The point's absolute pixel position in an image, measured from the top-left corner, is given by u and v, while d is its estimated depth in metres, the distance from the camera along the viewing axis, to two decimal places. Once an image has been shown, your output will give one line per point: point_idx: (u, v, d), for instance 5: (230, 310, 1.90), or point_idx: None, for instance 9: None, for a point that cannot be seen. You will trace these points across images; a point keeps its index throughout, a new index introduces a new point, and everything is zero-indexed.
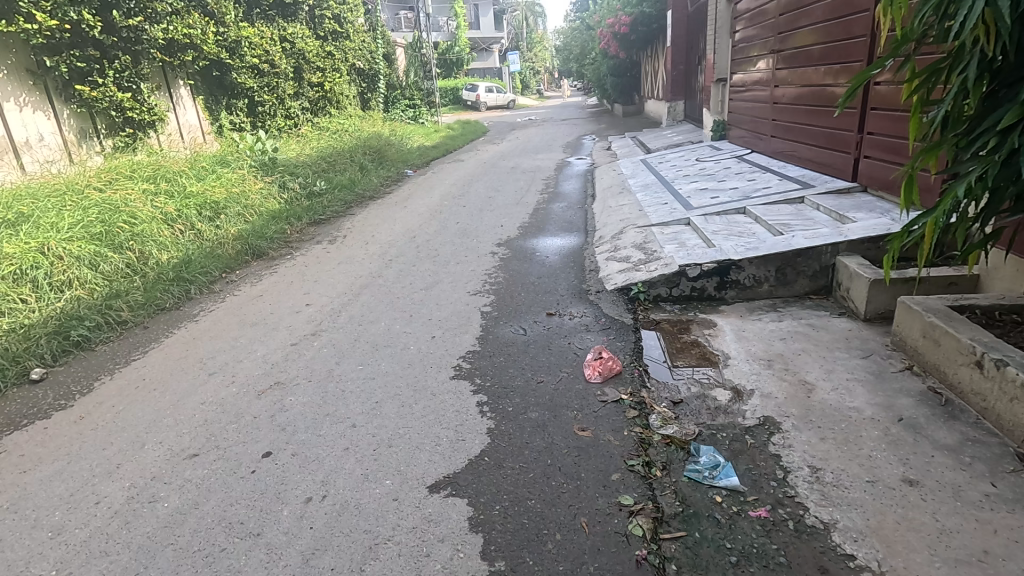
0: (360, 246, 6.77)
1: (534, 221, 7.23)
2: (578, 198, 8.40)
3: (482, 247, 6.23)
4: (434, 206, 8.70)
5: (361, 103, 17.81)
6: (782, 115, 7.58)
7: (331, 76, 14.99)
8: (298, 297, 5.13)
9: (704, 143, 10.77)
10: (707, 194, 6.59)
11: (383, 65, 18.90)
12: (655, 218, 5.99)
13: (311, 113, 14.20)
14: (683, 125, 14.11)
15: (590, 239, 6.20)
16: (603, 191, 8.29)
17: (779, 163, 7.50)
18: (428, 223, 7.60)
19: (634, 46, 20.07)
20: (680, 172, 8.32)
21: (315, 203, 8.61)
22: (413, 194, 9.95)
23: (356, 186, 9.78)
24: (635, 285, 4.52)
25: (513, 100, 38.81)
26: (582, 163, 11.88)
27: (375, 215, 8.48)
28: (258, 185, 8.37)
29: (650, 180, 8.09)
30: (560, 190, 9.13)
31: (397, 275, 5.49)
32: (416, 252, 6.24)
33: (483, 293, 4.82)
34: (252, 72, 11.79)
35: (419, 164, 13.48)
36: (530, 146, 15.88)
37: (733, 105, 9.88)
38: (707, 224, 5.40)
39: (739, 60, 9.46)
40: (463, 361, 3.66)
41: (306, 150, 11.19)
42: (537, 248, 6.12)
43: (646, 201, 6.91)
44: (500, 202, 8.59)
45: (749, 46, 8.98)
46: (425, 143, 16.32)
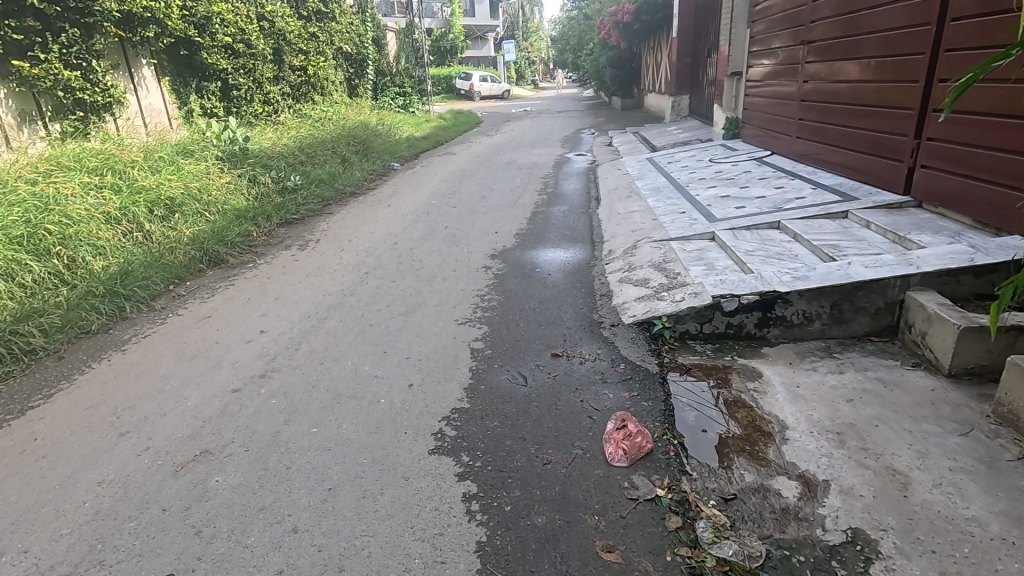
0: (333, 253, 5.91)
1: (533, 227, 6.42)
2: (582, 201, 7.58)
3: (473, 260, 5.40)
4: (421, 205, 7.84)
5: (348, 89, 16.83)
6: (808, 114, 6.79)
7: (315, 59, 14.00)
8: (252, 320, 4.29)
9: (715, 142, 9.98)
10: (730, 203, 5.81)
11: (373, 50, 17.91)
12: (673, 230, 5.21)
13: (292, 99, 13.22)
14: (689, 122, 13.32)
15: (598, 253, 5.39)
16: (608, 194, 7.49)
17: (808, 167, 6.72)
18: (413, 227, 6.75)
19: (636, 36, 19.18)
20: (694, 174, 7.53)
21: (288, 200, 7.71)
22: (399, 191, 9.08)
23: (336, 181, 8.90)
24: (657, 319, 3.74)
25: (508, 91, 37.76)
26: (583, 160, 11.06)
27: (355, 214, 7.60)
28: (223, 179, 7.46)
29: (661, 183, 7.30)
30: (560, 190, 8.32)
31: (372, 294, 4.66)
32: (397, 264, 5.40)
33: (474, 323, 4.01)
34: (225, 53, 10.81)
35: (408, 157, 12.57)
36: (526, 139, 15.01)
37: (749, 102, 9.10)
38: (737, 241, 4.62)
39: (757, 52, 8.67)
40: (446, 426, 2.86)
41: (283, 140, 10.25)
42: (537, 262, 5.31)
43: (660, 208, 6.12)
44: (494, 203, 7.74)
45: (770, 36, 8.15)
46: (414, 134, 15.40)
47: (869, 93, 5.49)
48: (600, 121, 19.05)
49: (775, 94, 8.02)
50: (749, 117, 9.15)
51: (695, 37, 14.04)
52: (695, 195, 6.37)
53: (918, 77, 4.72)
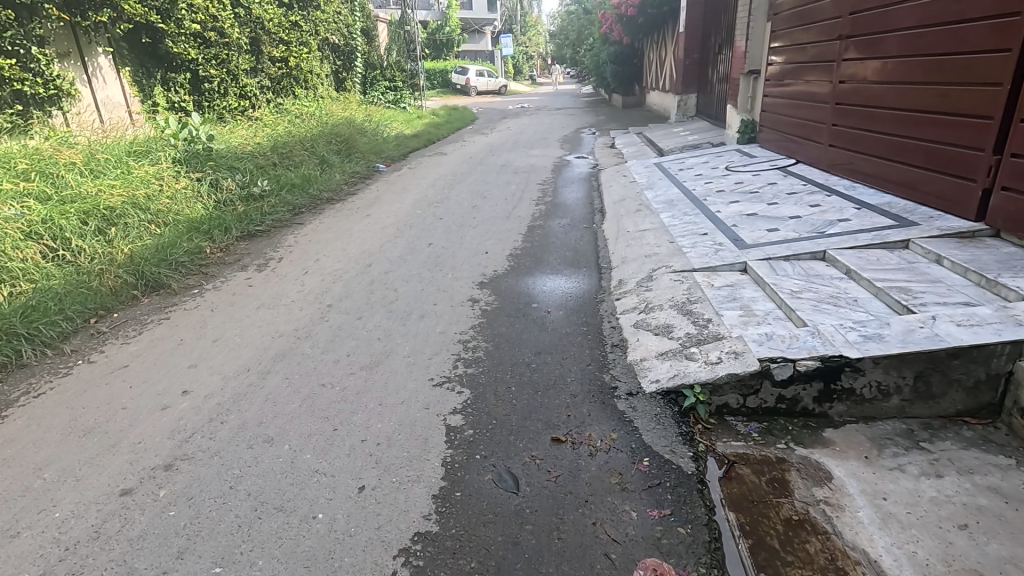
0: (295, 277, 5.05)
1: (529, 246, 5.59)
2: (585, 213, 6.77)
3: (457, 289, 4.57)
4: (403, 216, 6.98)
5: (335, 83, 15.90)
6: (845, 120, 5.96)
7: (297, 50, 13.07)
8: (176, 374, 3.43)
9: (729, 146, 9.15)
10: (759, 223, 4.99)
11: (362, 41, 17.00)
12: (695, 259, 4.38)
13: (271, 93, 12.30)
14: (696, 123, 12.45)
15: (606, 283, 4.55)
16: (614, 207, 6.67)
17: (843, 180, 5.90)
18: (391, 243, 5.90)
19: (639, 31, 18.29)
20: (711, 185, 6.70)
21: (253, 209, 6.83)
22: (381, 197, 8.21)
23: (310, 186, 8.02)
24: (688, 387, 2.91)
25: (505, 86, 36.80)
26: (584, 164, 10.22)
27: (329, 225, 6.73)
28: (178, 185, 6.58)
29: (675, 195, 6.48)
30: (560, 200, 7.48)
31: (331, 337, 3.81)
32: (367, 293, 4.55)
33: (453, 384, 3.18)
34: (194, 41, 9.90)
35: (395, 157, 11.69)
36: (524, 139, 14.15)
37: (767, 103, 8.28)
38: (778, 277, 3.81)
39: (778, 49, 7.84)
40: (403, 570, 2.02)
41: (257, 138, 9.35)
42: (534, 292, 4.48)
43: (676, 226, 5.30)
44: (485, 215, 6.88)
45: (794, 30, 7.30)
46: (404, 131, 14.51)
47: (929, 97, 4.65)
48: (600, 120, 18.19)
49: (799, 94, 7.18)
50: (768, 120, 8.31)
51: (704, 32, 13.17)
52: (715, 211, 5.56)
53: (1002, 79, 3.89)
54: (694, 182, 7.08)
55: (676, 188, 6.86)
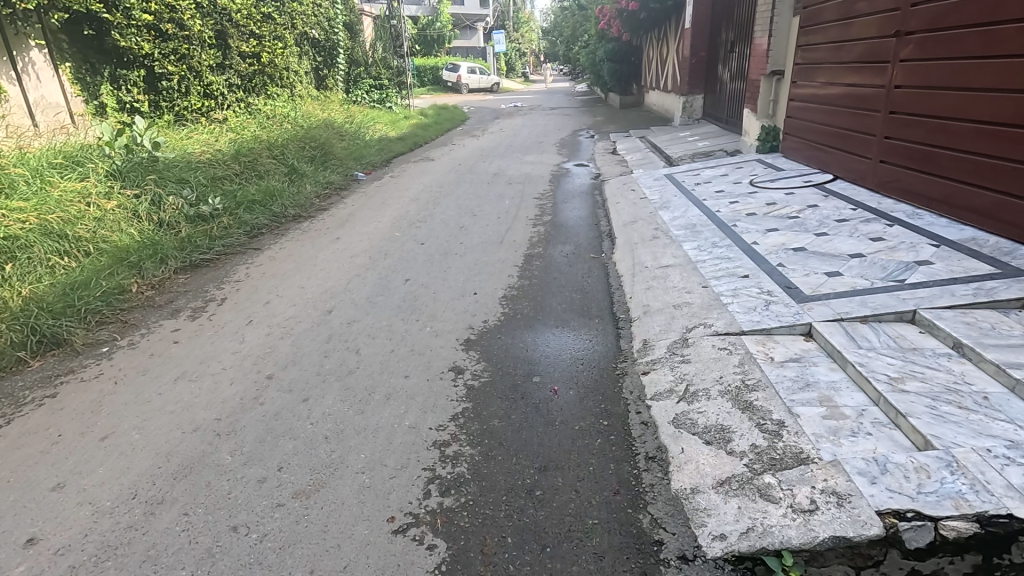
0: (234, 329, 4.02)
1: (527, 286, 4.61)
2: (590, 238, 5.79)
3: (437, 352, 3.58)
4: (378, 239, 5.98)
5: (315, 81, 14.85)
6: (902, 132, 5.04)
7: (269, 45, 12.01)
8: (30, 503, 2.42)
9: (747, 155, 8.21)
10: (810, 262, 4.05)
11: (344, 35, 15.94)
12: (742, 317, 3.42)
13: (241, 92, 11.24)
14: (704, 127, 11.51)
15: (625, 343, 3.59)
16: (625, 232, 5.71)
17: (898, 204, 4.97)
18: (360, 279, 4.89)
19: (639, 27, 17.31)
20: (738, 206, 5.76)
21: (200, 233, 5.78)
22: (356, 213, 7.20)
23: (274, 201, 6.99)
24: (773, 550, 1.95)
25: (498, 84, 35.70)
26: (585, 173, 9.23)
27: (290, 252, 5.72)
28: (108, 204, 5.53)
29: (698, 219, 5.53)
30: (560, 220, 6.50)
31: (261, 434, 2.81)
32: (320, 358, 3.55)
33: (423, 530, 2.20)
34: (148, 34, 8.85)
35: (377, 163, 10.65)
36: (518, 143, 13.15)
37: (793, 108, 7.34)
38: (861, 352, 2.86)
39: (808, 46, 6.90)
40: None
41: (217, 145, 8.32)
42: (535, 357, 3.50)
43: (706, 263, 4.36)
44: (474, 239, 5.90)
45: (829, 25, 6.37)
46: (389, 133, 13.48)
47: None
48: (597, 121, 17.23)
49: (835, 98, 6.25)
50: (793, 127, 7.37)
51: (712, 28, 12.19)
52: (751, 244, 4.62)
53: None
54: (715, 200, 6.14)
55: (694, 209, 5.92)
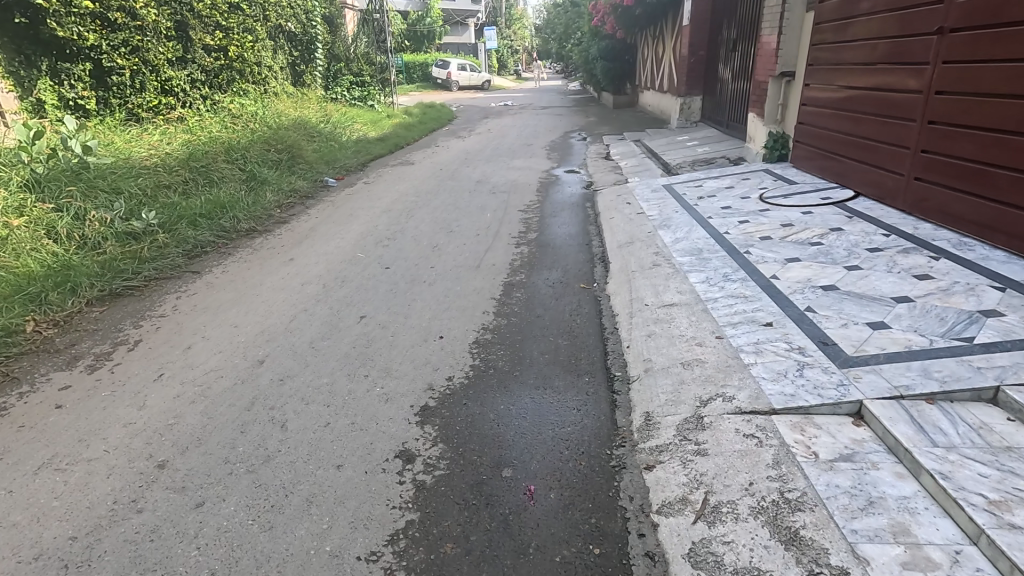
0: (136, 387, 3.24)
1: (504, 327, 3.87)
2: (580, 263, 5.05)
3: (385, 427, 2.83)
4: (337, 261, 5.22)
5: (291, 77, 14.04)
6: (941, 146, 4.36)
7: (237, 37, 11.17)
8: None
9: (753, 164, 7.51)
10: (845, 306, 3.34)
11: (323, 29, 15.09)
12: (771, 388, 2.69)
13: (205, 88, 10.39)
14: (703, 131, 10.80)
15: (621, 414, 2.84)
16: (620, 256, 4.98)
17: (937, 230, 4.28)
18: (307, 315, 4.13)
19: (634, 23, 16.59)
20: (748, 226, 5.05)
21: (127, 253, 4.97)
22: (318, 227, 6.42)
23: (224, 214, 6.21)
24: None
25: (489, 82, 34.88)
26: (576, 181, 8.50)
27: (233, 277, 4.94)
28: (14, 221, 4.72)
29: (703, 242, 4.82)
30: (547, 238, 5.75)
31: (123, 568, 2.05)
32: (233, 435, 2.78)
33: None
34: (93, 23, 8.02)
35: (352, 166, 9.87)
36: (505, 145, 12.40)
37: (806, 113, 6.64)
38: (939, 454, 2.13)
39: (824, 44, 6.20)
40: None
41: (168, 148, 7.51)
42: (506, 434, 2.75)
43: (718, 304, 3.64)
44: (446, 262, 5.14)
45: (850, 21, 5.66)
46: (369, 134, 12.67)
47: None
48: (590, 121, 16.48)
49: (858, 104, 5.56)
50: (805, 134, 6.67)
51: (712, 25, 11.48)
52: (769, 278, 3.91)
53: None
54: (721, 218, 5.44)
55: (699, 228, 5.21)
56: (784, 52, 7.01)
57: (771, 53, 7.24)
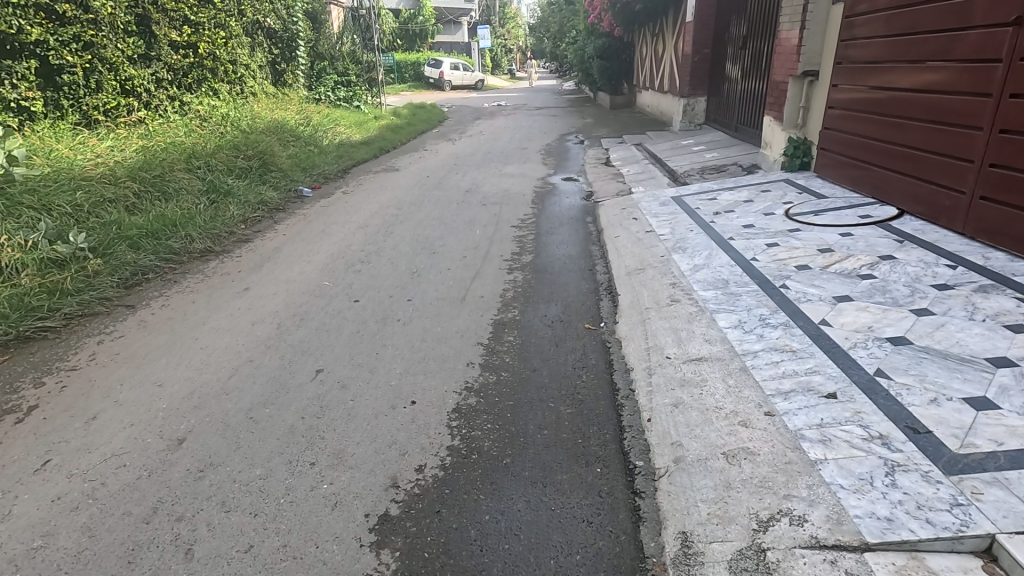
0: (6, 484, 2.46)
1: (493, 386, 3.13)
2: (582, 295, 4.32)
3: (329, 554, 2.07)
4: (298, 292, 4.46)
5: (271, 76, 13.25)
6: (1013, 160, 3.68)
7: (207, 33, 10.39)
8: None
9: (771, 174, 6.80)
10: (927, 369, 2.62)
11: (305, 25, 14.32)
12: (855, 503, 1.96)
13: (172, 88, 9.60)
14: (709, 134, 10.10)
15: (647, 533, 2.11)
16: (630, 287, 4.25)
17: (1013, 261, 3.57)
18: (250, 367, 3.37)
19: (632, 19, 15.92)
20: (779, 251, 4.32)
21: (46, 284, 4.19)
22: (283, 247, 5.66)
23: (174, 233, 5.44)
24: None
25: (482, 81, 34.08)
26: (575, 191, 7.76)
27: (173, 313, 4.17)
28: None
29: (728, 272, 4.10)
30: (543, 262, 5.02)
31: None
32: (115, 571, 2.02)
33: None
34: (37, 15, 7.22)
35: (331, 173, 9.10)
36: (498, 149, 11.64)
37: (832, 118, 5.95)
38: None
39: (855, 41, 5.52)
40: None
41: (120, 155, 6.73)
42: (494, 568, 2.00)
43: (760, 361, 2.92)
44: (426, 293, 4.39)
45: (888, 15, 5.00)
46: (353, 136, 11.89)
47: None
48: (586, 123, 15.80)
49: (899, 109, 4.88)
50: (832, 141, 5.98)
51: (718, 21, 10.76)
52: (818, 323, 3.20)
53: None
54: (744, 239, 4.73)
55: (721, 252, 4.50)
56: (807, 49, 6.29)
57: (792, 50, 6.51)
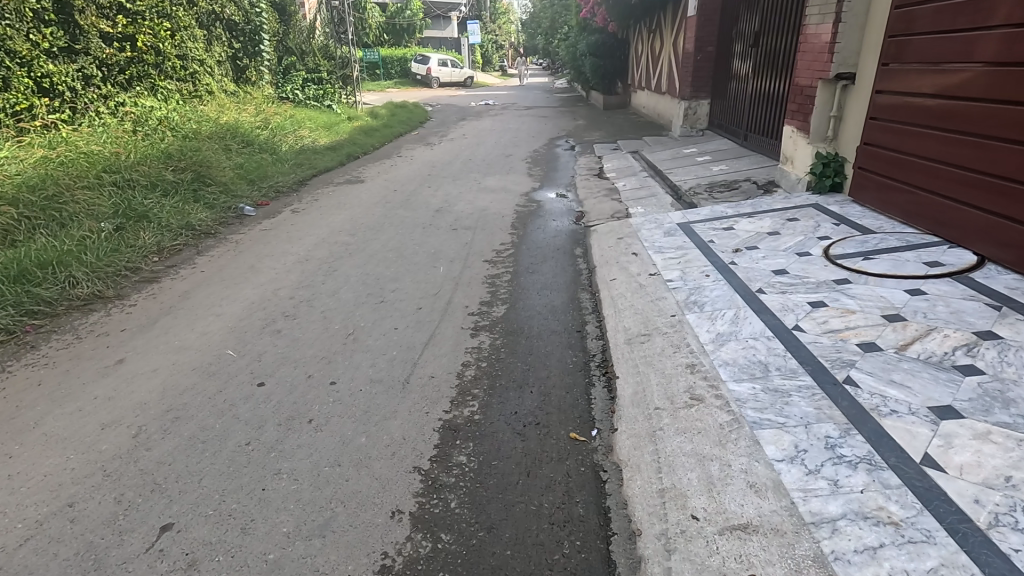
0: None
1: (427, 564, 2.03)
2: (566, 375, 3.22)
3: None
4: (187, 366, 3.34)
5: (232, 72, 12.05)
6: None
7: (149, 24, 9.19)
8: None
9: (794, 196, 5.71)
10: None
11: (269, 17, 13.11)
12: None
13: (104, 86, 8.41)
14: (714, 143, 9.03)
15: None
16: (631, 367, 3.16)
17: None
18: (64, 519, 2.24)
19: (628, 13, 14.82)
20: (830, 317, 3.24)
21: None
22: (196, 290, 4.53)
23: (49, 276, 4.30)
24: None
25: (471, 78, 32.81)
26: (562, 211, 6.65)
27: (1, 404, 3.02)
28: None
29: (765, 351, 3.01)
30: (518, 319, 3.91)
31: None
32: None
33: None
34: None
35: (286, 185, 7.95)
36: (480, 155, 10.52)
37: (871, 134, 5.00)
38: None
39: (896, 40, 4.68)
40: None
41: (12, 169, 5.57)
42: None
43: (845, 546, 1.82)
44: (358, 373, 3.27)
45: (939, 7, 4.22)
46: (319, 141, 10.73)
47: None
48: (578, 125, 14.72)
49: (998, 127, 3.74)
50: (873, 161, 4.98)
51: (723, 15, 9.68)
52: (918, 461, 2.11)
53: None
54: (779, 294, 3.65)
55: (750, 315, 3.42)
56: (841, 48, 5.20)
57: (822, 48, 5.41)
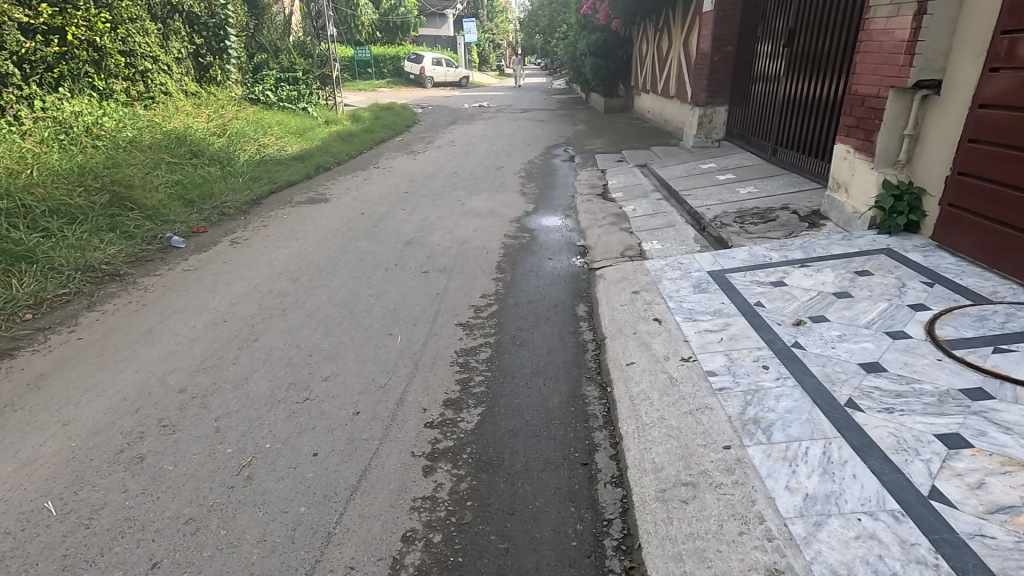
0: None
1: None
2: (566, 572, 2.01)
3: None
4: None
5: (194, 70, 10.82)
6: None
7: (85, 15, 7.95)
8: None
9: (855, 236, 4.49)
10: None
11: (236, 10, 11.85)
12: None
13: (25, 86, 7.18)
14: (735, 158, 7.81)
15: None
16: (671, 561, 1.94)
17: None
18: None
19: (634, 9, 13.62)
20: (991, 479, 2.02)
21: None
22: (60, 370, 3.31)
23: None
24: None
25: (466, 77, 31.59)
26: (561, 244, 5.44)
27: None
28: None
29: (901, 553, 1.80)
30: (495, 439, 2.69)
31: None
32: None
33: None
34: None
35: (234, 203, 6.72)
36: (468, 167, 9.31)
37: (967, 162, 3.81)
38: None
39: (1009, 36, 3.49)
40: None
41: None
42: None
43: None
44: (233, 558, 2.06)
45: None
46: (287, 148, 9.50)
47: None
48: (577, 131, 13.49)
49: None
50: (971, 197, 3.78)
51: (745, 11, 8.48)
52: None
53: None
54: (885, 415, 2.43)
55: (849, 460, 2.21)
56: (925, 48, 3.98)
57: (896, 48, 4.19)
